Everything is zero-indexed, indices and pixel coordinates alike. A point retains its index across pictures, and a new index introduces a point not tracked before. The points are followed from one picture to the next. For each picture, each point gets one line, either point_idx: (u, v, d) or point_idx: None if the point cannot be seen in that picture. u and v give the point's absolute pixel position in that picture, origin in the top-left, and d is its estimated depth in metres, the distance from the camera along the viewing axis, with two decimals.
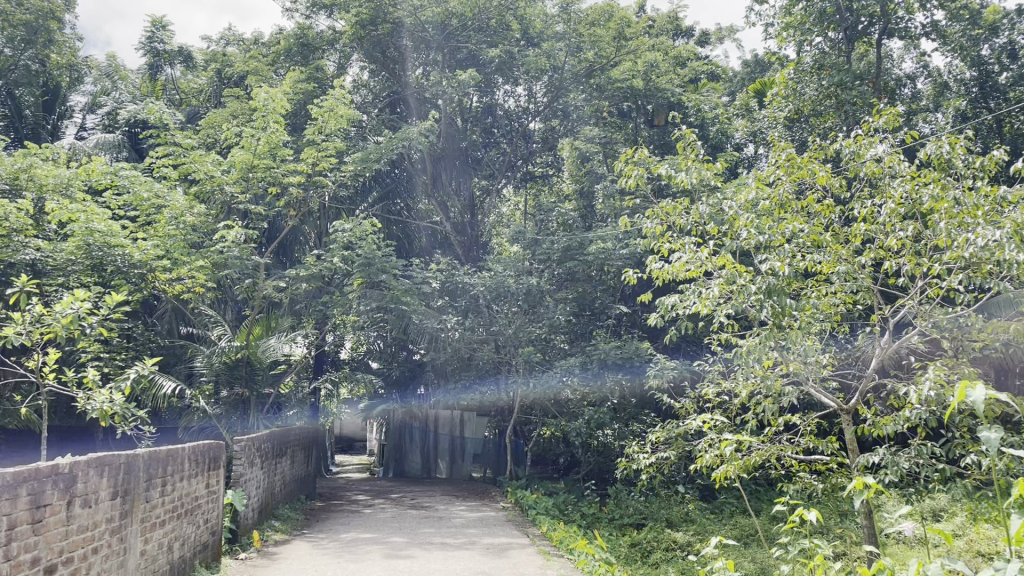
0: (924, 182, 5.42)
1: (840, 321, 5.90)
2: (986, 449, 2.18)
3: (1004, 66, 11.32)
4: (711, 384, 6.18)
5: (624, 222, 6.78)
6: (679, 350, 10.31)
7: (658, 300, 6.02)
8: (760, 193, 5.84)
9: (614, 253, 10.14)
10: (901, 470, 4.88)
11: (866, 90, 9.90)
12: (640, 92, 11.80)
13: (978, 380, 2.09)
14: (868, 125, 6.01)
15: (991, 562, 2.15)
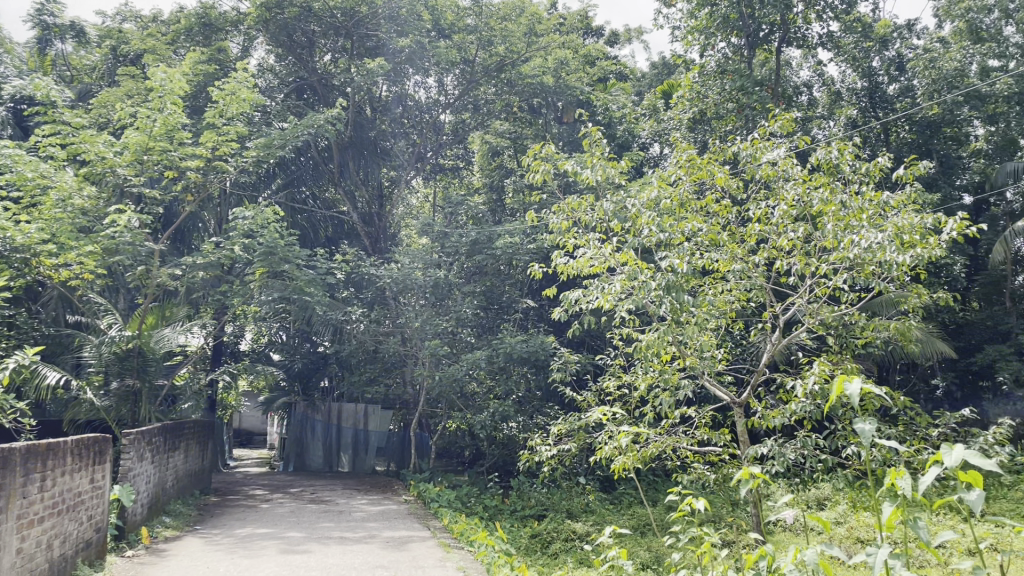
0: (815, 186, 5.70)
1: (735, 317, 6.14)
2: (861, 441, 2.38)
3: (892, 77, 12.27)
4: (612, 378, 6.30)
5: (528, 218, 6.85)
6: (584, 345, 10.50)
7: (562, 295, 6.10)
8: (662, 192, 6.00)
9: (523, 248, 10.09)
10: (787, 461, 5.13)
11: (765, 95, 10.25)
12: (550, 89, 11.84)
13: (858, 376, 2.31)
14: (765, 129, 6.27)
15: (864, 547, 2.36)
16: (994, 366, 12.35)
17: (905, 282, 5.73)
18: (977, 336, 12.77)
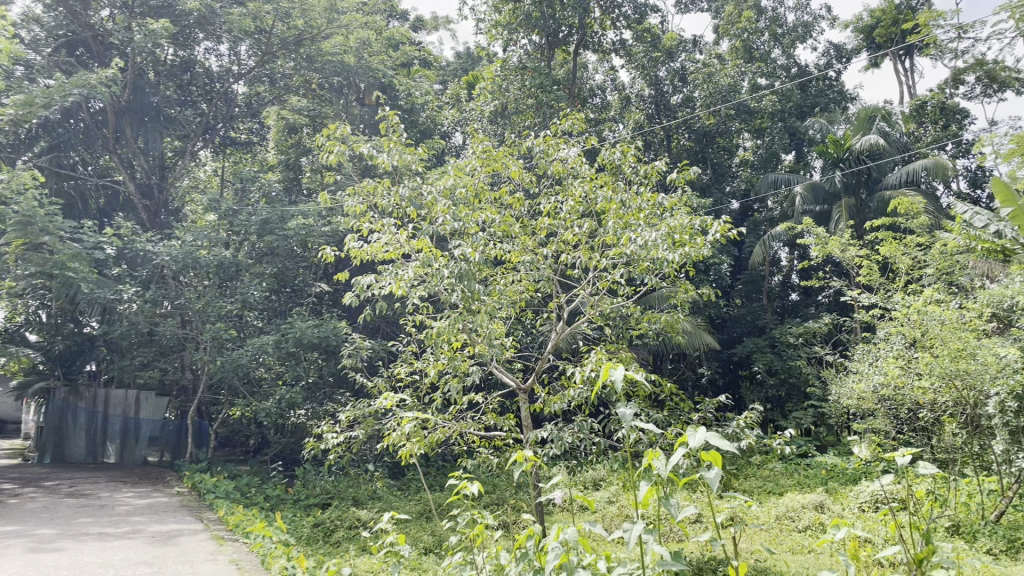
0: (601, 185, 6.09)
1: (524, 307, 6.39)
2: (622, 423, 2.51)
3: (677, 88, 13.88)
4: (401, 364, 6.30)
5: (318, 200, 6.66)
6: (377, 331, 10.50)
7: (353, 280, 5.97)
8: (458, 181, 6.07)
9: (316, 230, 10.06)
10: (565, 444, 5.43)
11: (561, 95, 10.71)
12: (351, 69, 11.72)
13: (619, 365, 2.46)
14: (556, 127, 6.57)
15: (621, 523, 2.51)
16: (751, 356, 13.82)
17: (675, 278, 6.28)
18: (738, 329, 14.64)
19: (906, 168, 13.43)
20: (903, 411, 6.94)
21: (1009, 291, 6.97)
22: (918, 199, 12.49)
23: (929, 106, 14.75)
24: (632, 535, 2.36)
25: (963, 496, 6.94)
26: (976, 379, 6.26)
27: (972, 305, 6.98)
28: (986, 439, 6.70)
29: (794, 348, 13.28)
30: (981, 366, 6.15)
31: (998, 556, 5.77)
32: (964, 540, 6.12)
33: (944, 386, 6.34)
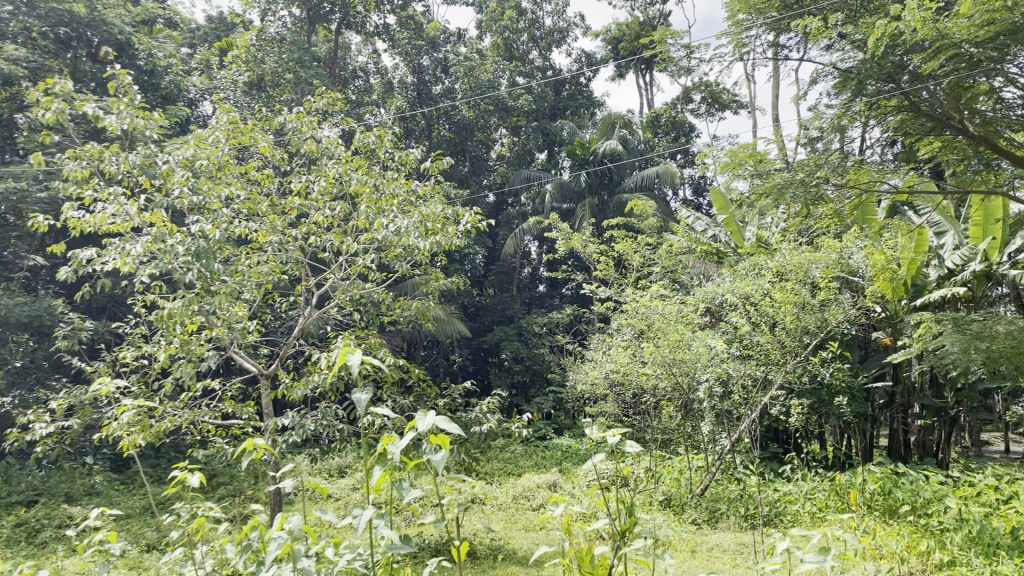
0: (355, 168, 6.03)
1: (270, 289, 6.16)
2: (356, 411, 2.02)
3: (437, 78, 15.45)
4: (127, 347, 5.77)
5: (29, 160, 5.88)
6: (103, 310, 9.68)
7: (70, 253, 5.32)
8: (199, 152, 5.64)
9: (30, 195, 9.05)
10: (307, 432, 5.32)
11: (319, 70, 11.85)
12: (81, 20, 10.75)
13: (354, 348, 1.94)
14: (310, 104, 6.39)
15: (352, 512, 2.14)
16: (499, 344, 14.45)
17: (426, 266, 6.38)
18: (488, 318, 15.64)
19: (641, 173, 15.01)
20: (629, 396, 7.62)
21: (719, 289, 7.88)
22: (649, 202, 14.01)
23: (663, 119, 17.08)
24: (357, 529, 2.03)
25: (675, 472, 7.76)
26: (690, 367, 7.03)
27: (689, 301, 7.82)
28: (696, 420, 7.56)
29: (538, 336, 14.29)
30: (695, 355, 6.93)
31: (701, 524, 6.56)
32: (674, 512, 6.87)
33: (664, 373, 7.05)
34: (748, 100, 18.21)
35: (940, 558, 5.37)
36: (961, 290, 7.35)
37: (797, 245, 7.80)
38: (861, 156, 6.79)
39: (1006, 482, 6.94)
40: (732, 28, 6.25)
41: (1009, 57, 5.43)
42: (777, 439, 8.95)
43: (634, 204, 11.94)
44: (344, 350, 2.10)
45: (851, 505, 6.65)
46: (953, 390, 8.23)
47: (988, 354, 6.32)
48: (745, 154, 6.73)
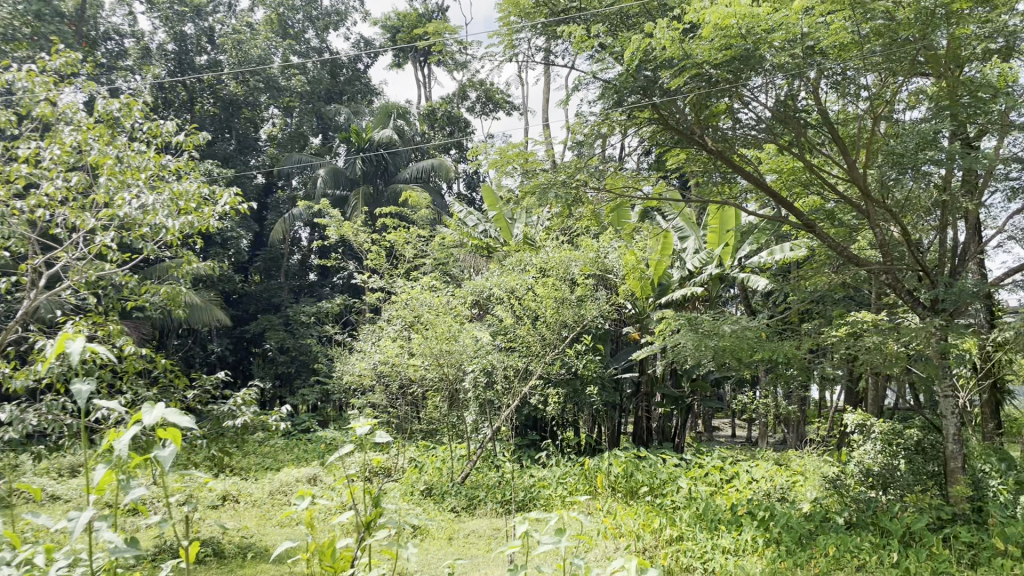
0: (97, 136, 5.48)
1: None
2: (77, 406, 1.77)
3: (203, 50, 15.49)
4: None
5: None
6: None
7: None
8: None
9: None
10: (29, 428, 4.75)
11: (61, 26, 11.25)
12: None
13: (75, 334, 1.73)
14: (43, 61, 5.71)
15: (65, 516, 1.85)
16: (263, 333, 14.27)
17: (178, 248, 5.96)
18: (253, 306, 15.14)
19: (415, 166, 16.45)
20: (395, 386, 7.64)
21: (487, 282, 8.09)
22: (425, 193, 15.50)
23: (438, 113, 18.26)
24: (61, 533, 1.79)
25: (437, 462, 7.89)
26: (456, 358, 7.16)
27: (458, 293, 7.97)
28: (460, 411, 7.73)
29: (305, 326, 14.12)
30: (462, 347, 7.09)
31: (459, 512, 6.73)
32: (435, 501, 6.99)
33: (431, 364, 7.13)
34: (521, 102, 18.96)
35: (670, 534, 5.89)
36: (696, 290, 8.44)
37: (559, 243, 8.25)
38: (618, 162, 7.29)
39: (727, 463, 7.82)
40: (504, 27, 6.40)
41: (742, 81, 6.05)
42: (535, 428, 9.38)
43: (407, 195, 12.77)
44: (64, 336, 1.84)
45: (597, 488, 7.15)
46: (688, 380, 9.20)
47: (717, 348, 7.07)
48: (513, 152, 6.92)
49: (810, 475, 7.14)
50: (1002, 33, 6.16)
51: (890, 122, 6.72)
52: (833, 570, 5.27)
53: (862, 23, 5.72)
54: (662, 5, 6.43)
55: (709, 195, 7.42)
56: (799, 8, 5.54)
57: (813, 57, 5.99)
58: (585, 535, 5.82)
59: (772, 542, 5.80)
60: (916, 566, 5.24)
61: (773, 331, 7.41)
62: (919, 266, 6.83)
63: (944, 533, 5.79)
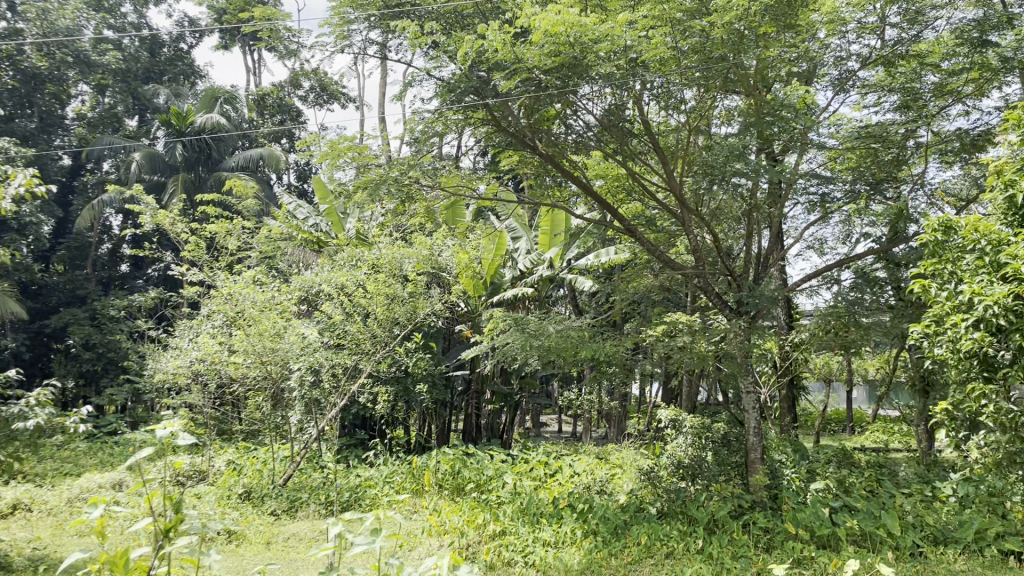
0: None
1: None
2: None
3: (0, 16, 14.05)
4: None
5: None
6: None
7: None
8: None
9: None
10: None
11: None
12: None
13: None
14: None
15: None
16: (66, 329, 13.29)
17: None
18: (56, 298, 14.00)
19: (242, 155, 16.53)
20: (214, 385, 7.29)
21: (316, 278, 7.87)
22: (254, 182, 15.67)
23: (268, 100, 17.95)
24: None
25: (258, 464, 7.61)
26: (281, 355, 6.92)
27: (284, 288, 7.71)
28: (284, 411, 7.49)
29: (115, 322, 13.25)
30: (287, 344, 6.87)
31: (279, 515, 6.51)
32: (253, 504, 6.72)
33: (253, 362, 6.84)
34: (358, 95, 18.63)
35: (493, 528, 5.91)
36: (526, 290, 8.70)
37: (391, 240, 8.21)
38: (452, 161, 7.33)
39: (551, 458, 8.07)
40: (335, 16, 6.23)
41: (569, 88, 6.23)
42: (363, 426, 9.24)
43: (230, 183, 12.91)
44: None
45: (424, 486, 7.16)
46: (517, 378, 9.48)
47: (543, 346, 7.27)
48: (344, 145, 6.60)
49: (628, 468, 7.50)
50: (803, 59, 6.71)
51: (705, 135, 7.16)
52: (644, 558, 5.53)
53: (680, 39, 6.04)
54: (495, 8, 6.49)
55: (540, 197, 7.61)
56: (624, 21, 5.77)
57: (636, 70, 6.26)
58: (409, 534, 5.77)
59: (590, 534, 6.02)
60: (717, 551, 5.61)
61: (597, 330, 7.71)
62: (728, 271, 7.34)
63: (743, 519, 6.24)
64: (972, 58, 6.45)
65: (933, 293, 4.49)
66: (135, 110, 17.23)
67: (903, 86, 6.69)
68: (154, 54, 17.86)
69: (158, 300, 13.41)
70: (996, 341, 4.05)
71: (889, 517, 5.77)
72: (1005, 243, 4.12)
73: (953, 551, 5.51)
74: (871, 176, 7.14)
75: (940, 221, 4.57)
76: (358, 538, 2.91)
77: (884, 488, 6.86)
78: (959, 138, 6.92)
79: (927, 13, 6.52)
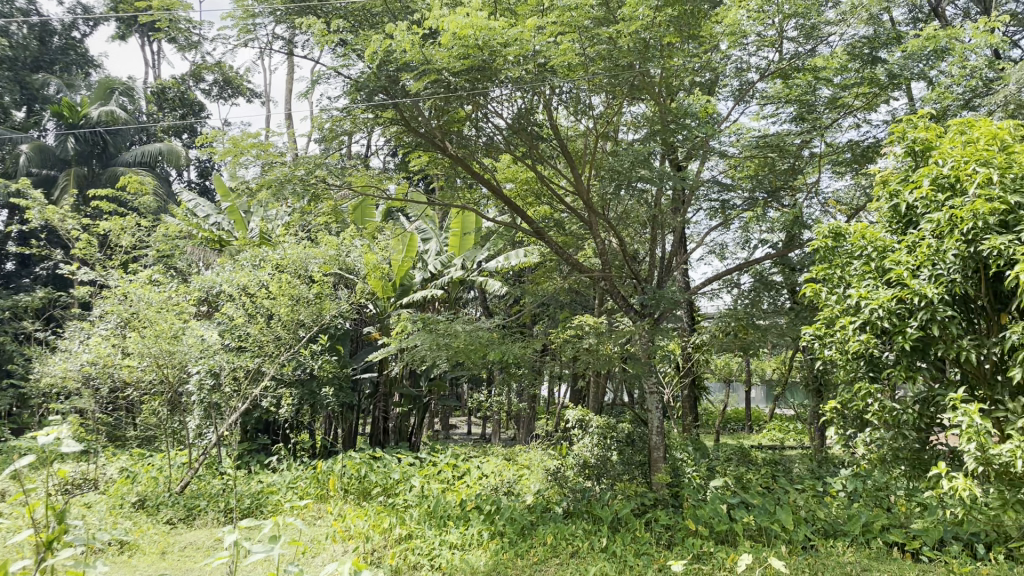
0: None
1: None
2: None
3: None
4: None
5: None
6: None
7: None
8: None
9: None
10: None
11: None
12: None
13: None
14: None
15: None
16: None
17: None
18: None
19: (139, 150, 16.02)
20: (107, 390, 6.98)
21: (216, 279, 7.63)
22: (151, 177, 15.20)
23: (169, 93, 17.35)
24: None
25: (153, 471, 7.33)
26: (179, 358, 6.68)
27: (183, 289, 7.45)
28: (182, 416, 7.24)
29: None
30: (185, 347, 6.63)
31: (176, 524, 6.28)
32: (148, 513, 6.46)
33: (149, 365, 6.57)
34: (263, 90, 18.19)
35: (400, 532, 5.83)
36: (436, 291, 8.68)
37: (297, 241, 8.06)
38: (360, 161, 7.24)
39: (459, 461, 8.08)
40: (239, 9, 6.05)
41: (479, 90, 6.26)
42: (266, 431, 9.02)
43: (124, 179, 12.51)
44: None
45: (328, 491, 7.05)
46: (425, 380, 9.46)
47: (451, 348, 7.26)
48: (248, 142, 6.33)
49: (535, 469, 7.57)
50: (705, 69, 6.92)
51: (612, 141, 7.30)
52: (549, 558, 5.58)
53: (588, 46, 6.12)
54: (405, 7, 6.50)
55: (450, 199, 7.60)
56: (533, 26, 5.81)
57: (545, 75, 6.33)
58: (312, 540, 5.65)
59: (497, 535, 6.04)
60: (621, 549, 5.72)
61: (505, 332, 7.76)
62: (634, 274, 7.51)
63: (646, 517, 6.39)
64: (862, 73, 6.79)
65: (823, 297, 4.69)
66: (22, 101, 16.21)
67: (799, 99, 6.99)
68: (45, 42, 17.09)
69: (47, 300, 12.75)
70: (880, 343, 4.26)
71: (784, 512, 6.01)
72: (889, 250, 4.34)
73: (841, 543, 5.78)
74: (768, 185, 7.39)
75: (830, 228, 4.79)
76: (255, 546, 2.85)
77: (779, 484, 7.14)
78: (850, 149, 7.29)
79: (821, 29, 6.75)
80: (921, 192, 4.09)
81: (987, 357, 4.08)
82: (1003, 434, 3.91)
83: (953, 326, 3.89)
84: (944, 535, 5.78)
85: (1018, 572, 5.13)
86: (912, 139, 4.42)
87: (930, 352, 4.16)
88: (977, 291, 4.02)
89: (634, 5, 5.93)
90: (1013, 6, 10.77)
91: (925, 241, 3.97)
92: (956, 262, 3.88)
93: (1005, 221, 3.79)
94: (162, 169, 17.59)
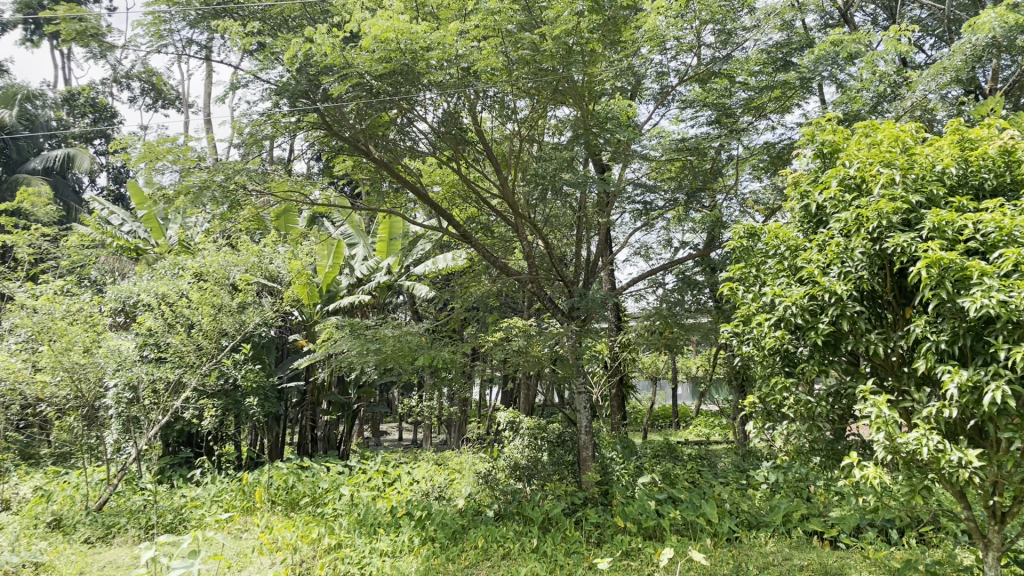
0: None
1: None
2: None
3: None
4: None
5: None
6: None
7: None
8: None
9: None
10: None
11: None
12: None
13: None
14: None
15: None
16: None
17: None
18: None
19: (43, 156, 15.57)
20: (17, 407, 6.65)
21: (135, 288, 7.43)
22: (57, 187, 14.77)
23: (80, 98, 16.65)
24: None
25: (69, 489, 7.05)
26: (93, 371, 6.40)
27: (98, 299, 7.18)
28: (100, 430, 7.00)
29: None
30: (98, 360, 6.38)
31: (94, 543, 6.06)
32: (64, 533, 6.21)
33: (62, 380, 6.29)
34: (183, 94, 17.78)
35: (328, 543, 5.73)
36: (363, 297, 8.66)
37: (219, 247, 7.92)
38: (282, 166, 7.15)
39: (389, 467, 8.04)
40: (149, 15, 5.83)
41: (401, 94, 6.15)
42: (189, 443, 8.79)
43: (25, 189, 12.13)
44: None
45: (255, 503, 6.93)
46: (354, 387, 9.43)
47: (379, 354, 7.20)
48: (164, 147, 6.12)
49: (466, 473, 7.59)
50: (626, 73, 6.74)
51: (537, 143, 7.39)
52: (480, 561, 5.56)
53: (512, 50, 6.16)
54: (322, 11, 6.54)
55: (376, 203, 7.58)
56: (454, 31, 5.76)
57: (468, 79, 6.31)
58: (237, 553, 5.49)
59: (427, 540, 6.03)
60: (551, 548, 5.78)
61: (433, 336, 7.72)
62: (561, 276, 7.58)
63: (576, 516, 6.47)
64: (776, 78, 7.08)
65: (740, 295, 4.80)
66: None
67: (716, 103, 7.26)
68: None
69: None
70: (794, 339, 4.39)
71: (709, 507, 6.16)
72: (801, 248, 4.47)
73: (764, 534, 5.95)
74: (687, 186, 7.58)
75: (745, 228, 4.92)
76: None
77: (704, 478, 7.33)
78: (767, 151, 7.60)
79: (737, 35, 6.92)
80: (830, 192, 4.24)
81: (895, 350, 4.22)
82: (910, 423, 4.05)
83: (862, 321, 4.03)
84: (860, 522, 6.02)
85: (926, 556, 5.36)
86: (821, 141, 4.58)
87: (840, 346, 4.31)
88: (885, 287, 4.15)
89: (559, 9, 5.98)
90: (916, 12, 11.20)
91: (834, 240, 4.10)
92: (864, 259, 4.00)
93: (907, 220, 3.94)
94: (71, 176, 17.05)
